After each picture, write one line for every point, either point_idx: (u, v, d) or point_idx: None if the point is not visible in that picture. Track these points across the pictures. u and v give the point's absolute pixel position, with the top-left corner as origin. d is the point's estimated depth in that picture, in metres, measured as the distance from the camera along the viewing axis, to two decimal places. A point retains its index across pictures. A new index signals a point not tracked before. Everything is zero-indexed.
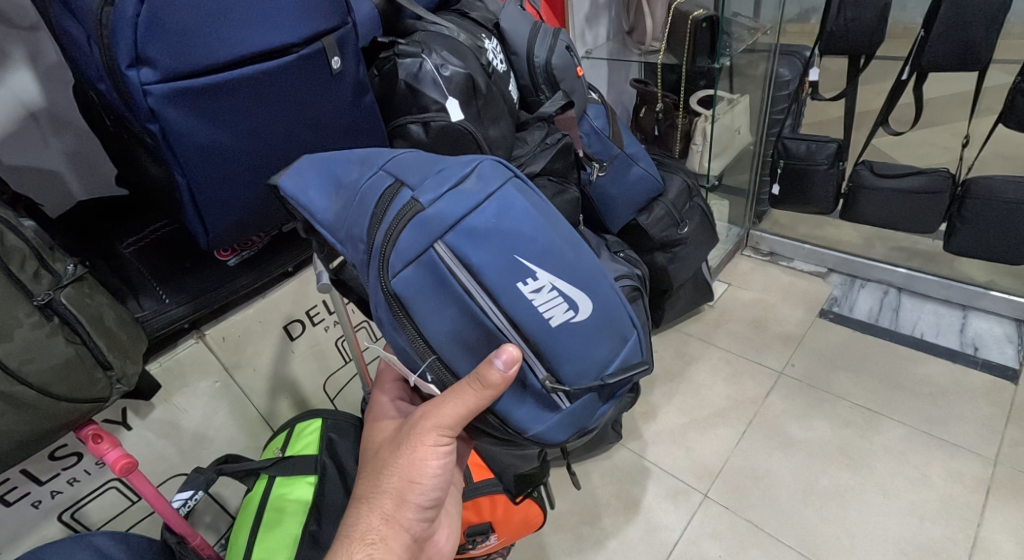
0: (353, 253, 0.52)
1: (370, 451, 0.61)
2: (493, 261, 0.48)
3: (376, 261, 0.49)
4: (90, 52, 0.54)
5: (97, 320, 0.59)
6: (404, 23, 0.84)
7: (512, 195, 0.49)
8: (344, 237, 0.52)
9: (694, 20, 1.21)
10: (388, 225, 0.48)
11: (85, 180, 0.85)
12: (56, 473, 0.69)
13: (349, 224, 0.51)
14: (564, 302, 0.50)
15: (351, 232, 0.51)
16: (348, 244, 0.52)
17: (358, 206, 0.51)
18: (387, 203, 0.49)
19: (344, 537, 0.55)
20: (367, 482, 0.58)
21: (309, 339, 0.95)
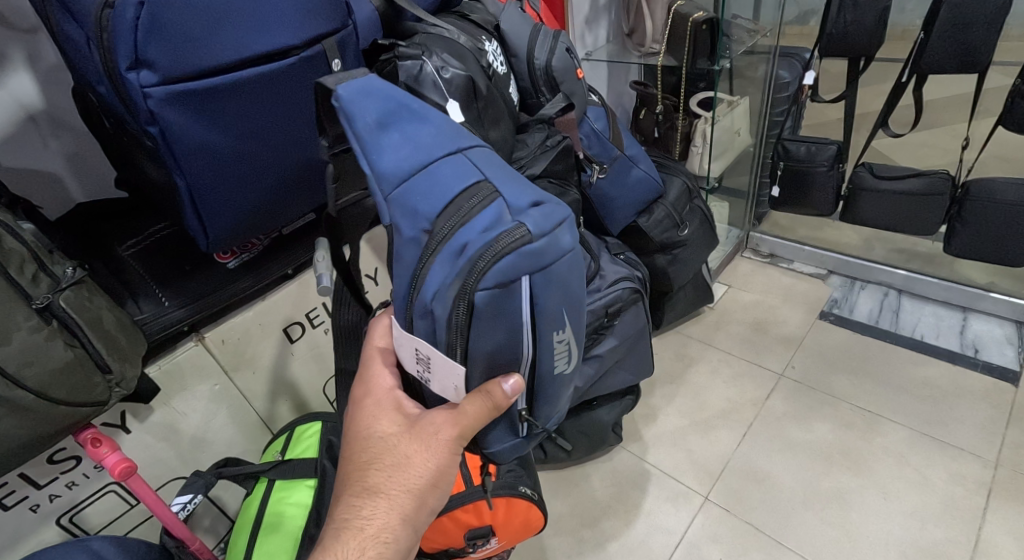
0: (406, 226, 0.46)
1: (375, 439, 0.54)
2: (553, 311, 0.47)
3: (453, 259, 0.44)
4: (89, 55, 0.54)
5: (96, 323, 0.58)
6: (405, 25, 0.84)
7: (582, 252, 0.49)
8: (402, 207, 0.45)
9: (694, 21, 1.20)
10: (480, 230, 0.43)
11: (84, 183, 0.84)
12: (54, 477, 0.68)
13: (418, 198, 0.45)
14: (568, 355, 0.53)
15: (417, 208, 0.45)
16: (408, 217, 0.45)
17: (442, 192, 0.44)
18: (486, 211, 0.44)
19: (356, 533, 0.51)
20: (382, 474, 0.53)
21: (309, 342, 0.95)
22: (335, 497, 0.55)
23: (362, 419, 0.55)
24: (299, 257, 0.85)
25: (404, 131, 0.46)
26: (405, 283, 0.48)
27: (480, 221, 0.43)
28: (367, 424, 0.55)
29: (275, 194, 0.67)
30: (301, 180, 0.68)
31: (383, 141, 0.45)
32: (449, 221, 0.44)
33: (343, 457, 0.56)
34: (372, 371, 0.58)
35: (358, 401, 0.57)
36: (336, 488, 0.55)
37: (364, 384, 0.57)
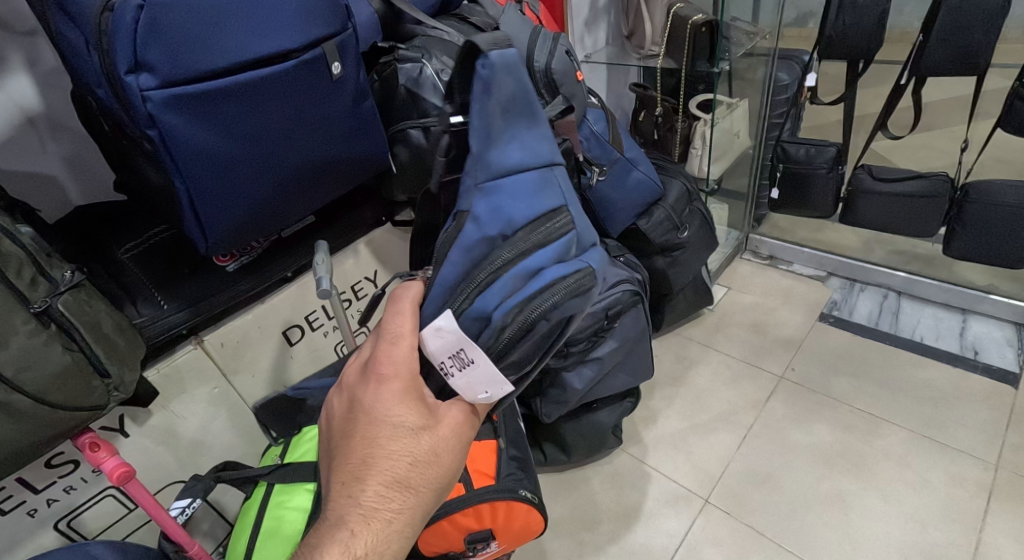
0: (484, 221, 0.51)
1: (406, 431, 0.48)
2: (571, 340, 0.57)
3: (519, 273, 0.50)
4: (89, 58, 0.53)
5: (94, 327, 0.58)
6: (404, 28, 0.83)
7: None
8: (491, 203, 0.51)
9: (694, 24, 1.19)
10: (551, 258, 0.51)
11: (82, 185, 0.84)
12: (52, 481, 0.68)
13: (511, 203, 0.51)
14: None
15: (506, 212, 0.51)
16: (495, 220, 0.51)
17: (532, 206, 0.51)
18: (565, 243, 0.52)
19: (381, 524, 0.46)
20: (413, 469, 0.48)
21: (308, 345, 0.94)
22: (342, 483, 0.48)
23: (389, 402, 0.49)
24: (299, 259, 0.84)
25: (521, 132, 0.50)
26: (466, 270, 0.52)
27: (551, 250, 0.50)
28: (396, 408, 0.49)
29: (275, 198, 0.67)
30: (301, 184, 0.68)
31: (504, 137, 0.49)
32: (529, 237, 0.51)
33: (355, 440, 0.49)
34: (402, 349, 0.51)
35: (384, 380, 0.50)
36: (344, 472, 0.48)
37: (392, 362, 0.50)
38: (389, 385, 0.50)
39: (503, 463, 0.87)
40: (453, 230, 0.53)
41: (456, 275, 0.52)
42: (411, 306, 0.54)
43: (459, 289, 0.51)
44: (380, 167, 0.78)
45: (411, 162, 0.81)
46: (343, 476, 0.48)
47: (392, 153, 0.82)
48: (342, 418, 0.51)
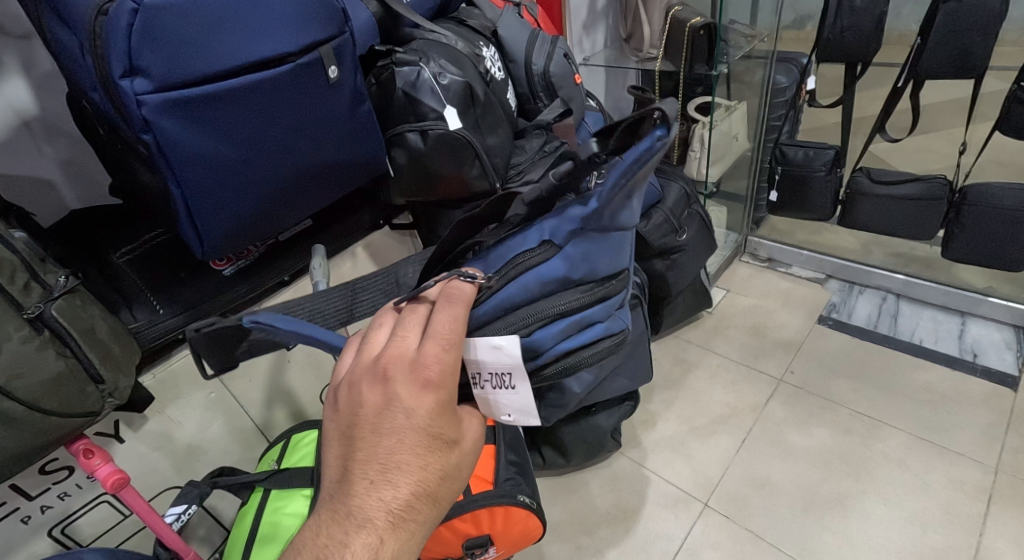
0: (568, 265, 0.58)
1: (442, 441, 0.46)
2: None
3: (576, 318, 0.60)
4: (83, 62, 0.53)
5: (88, 332, 0.58)
6: (401, 31, 0.83)
7: None
8: (580, 251, 0.57)
9: (692, 27, 1.20)
10: (602, 313, 0.62)
11: (78, 189, 0.84)
12: (46, 487, 0.68)
13: (593, 260, 0.58)
14: None
15: (591, 264, 0.58)
16: (575, 267, 0.58)
17: (608, 265, 0.60)
18: (613, 299, 0.62)
19: (406, 533, 0.45)
20: (443, 480, 0.47)
21: (305, 349, 0.94)
22: (367, 484, 0.44)
23: (431, 413, 0.45)
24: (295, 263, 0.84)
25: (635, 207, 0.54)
26: (536, 296, 0.58)
27: (603, 307, 0.62)
28: (437, 420, 0.46)
29: (271, 203, 0.66)
30: (298, 188, 0.68)
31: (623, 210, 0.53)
32: (591, 292, 0.60)
33: (388, 442, 0.44)
34: (453, 357, 0.46)
35: (427, 386, 0.45)
36: (371, 471, 0.44)
37: (442, 369, 0.46)
38: (435, 394, 0.46)
39: (502, 468, 0.87)
40: (538, 256, 0.57)
41: (527, 300, 0.58)
42: (462, 309, 0.49)
43: (529, 316, 0.58)
44: (377, 170, 0.78)
45: (408, 165, 0.80)
46: (370, 476, 0.44)
47: (389, 156, 0.81)
48: (372, 411, 0.45)
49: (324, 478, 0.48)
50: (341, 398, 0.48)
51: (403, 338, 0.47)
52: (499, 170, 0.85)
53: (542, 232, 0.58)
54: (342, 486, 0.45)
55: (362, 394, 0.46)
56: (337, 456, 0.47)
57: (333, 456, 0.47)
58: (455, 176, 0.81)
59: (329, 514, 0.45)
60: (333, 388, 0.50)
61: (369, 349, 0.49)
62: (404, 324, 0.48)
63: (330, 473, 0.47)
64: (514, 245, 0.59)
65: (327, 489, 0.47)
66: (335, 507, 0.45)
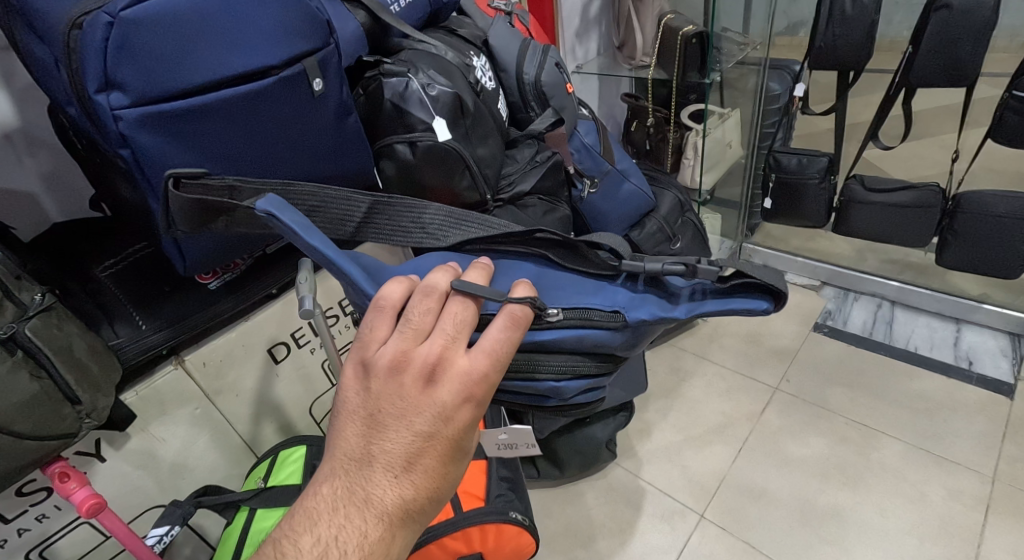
0: (621, 341, 0.54)
1: (464, 450, 0.46)
2: None
3: (594, 380, 0.57)
4: (58, 76, 0.52)
5: (65, 352, 0.56)
6: (391, 42, 0.82)
7: None
8: (635, 335, 0.54)
9: (684, 36, 1.20)
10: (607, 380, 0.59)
11: (61, 202, 0.82)
12: (23, 510, 0.66)
13: (631, 345, 0.56)
14: None
15: (630, 342, 0.55)
16: (621, 345, 0.55)
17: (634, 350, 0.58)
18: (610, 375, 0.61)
19: (411, 526, 0.45)
20: (452, 482, 0.47)
21: (294, 362, 0.92)
22: (390, 479, 0.43)
23: (466, 425, 0.44)
24: (283, 276, 0.82)
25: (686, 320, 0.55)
26: (578, 350, 0.54)
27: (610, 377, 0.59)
28: (468, 431, 0.44)
29: None
30: None
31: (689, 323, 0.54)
32: (610, 361, 0.57)
33: (423, 448, 0.43)
34: (499, 374, 0.44)
35: (470, 400, 0.43)
36: (397, 467, 0.43)
37: (487, 387, 0.44)
38: (475, 407, 0.44)
39: (494, 484, 0.85)
40: (605, 316, 0.52)
41: (572, 350, 0.53)
42: (521, 330, 0.45)
43: (566, 367, 0.53)
44: (366, 182, 0.76)
45: (397, 176, 0.79)
46: (395, 471, 0.43)
47: (378, 167, 0.80)
48: (411, 410, 0.42)
49: (334, 448, 0.45)
50: (368, 378, 0.44)
51: (453, 340, 0.43)
52: (489, 180, 0.85)
53: (614, 300, 0.54)
54: (361, 470, 0.43)
55: (402, 387, 0.42)
56: (356, 435, 0.44)
57: (351, 433, 0.44)
58: (446, 187, 0.80)
59: (341, 493, 0.43)
60: (360, 361, 0.44)
61: (411, 335, 0.43)
62: (455, 326, 0.44)
63: (343, 450, 0.44)
64: (582, 293, 0.54)
65: (338, 462, 0.44)
66: (350, 489, 0.43)
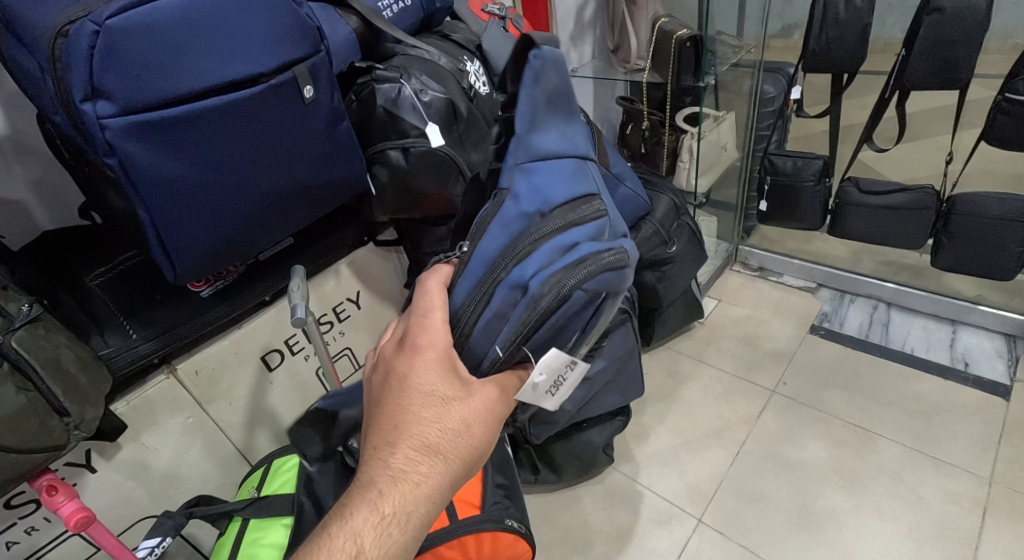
0: (527, 198, 0.56)
1: (441, 398, 0.49)
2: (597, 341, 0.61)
3: (560, 245, 0.54)
4: (43, 85, 0.52)
5: (53, 363, 0.56)
6: (383, 47, 0.81)
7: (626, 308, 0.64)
8: (530, 181, 0.56)
9: (679, 39, 1.19)
10: (587, 237, 0.55)
11: (51, 210, 0.81)
12: (12, 522, 0.65)
13: (551, 186, 0.55)
14: None
15: (544, 193, 0.55)
16: (529, 198, 0.56)
17: (566, 189, 0.56)
18: (601, 227, 0.57)
19: (410, 489, 0.46)
20: (442, 432, 0.48)
21: (288, 369, 0.91)
22: (376, 444, 0.48)
23: (423, 375, 0.50)
24: (277, 283, 0.82)
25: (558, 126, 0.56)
26: (507, 246, 0.56)
27: (586, 230, 0.55)
28: (430, 380, 0.50)
29: (248, 226, 0.64)
30: (274, 212, 0.66)
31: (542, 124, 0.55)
32: (566, 216, 0.55)
33: (388, 410, 0.49)
34: (437, 331, 0.53)
35: (418, 353, 0.51)
36: (379, 433, 0.48)
37: (426, 339, 0.53)
38: (424, 359, 0.51)
39: (489, 492, 0.85)
40: (493, 208, 0.58)
41: (502, 252, 0.56)
42: (440, 298, 0.57)
43: (505, 260, 0.55)
44: (359, 189, 0.76)
45: (391, 183, 0.79)
46: (379, 436, 0.48)
47: (371, 175, 0.80)
48: (380, 386, 0.51)
49: None
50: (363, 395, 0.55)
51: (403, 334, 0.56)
52: None
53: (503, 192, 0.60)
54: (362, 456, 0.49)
55: (375, 380, 0.53)
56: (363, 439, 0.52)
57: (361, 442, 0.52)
58: (439, 193, 0.80)
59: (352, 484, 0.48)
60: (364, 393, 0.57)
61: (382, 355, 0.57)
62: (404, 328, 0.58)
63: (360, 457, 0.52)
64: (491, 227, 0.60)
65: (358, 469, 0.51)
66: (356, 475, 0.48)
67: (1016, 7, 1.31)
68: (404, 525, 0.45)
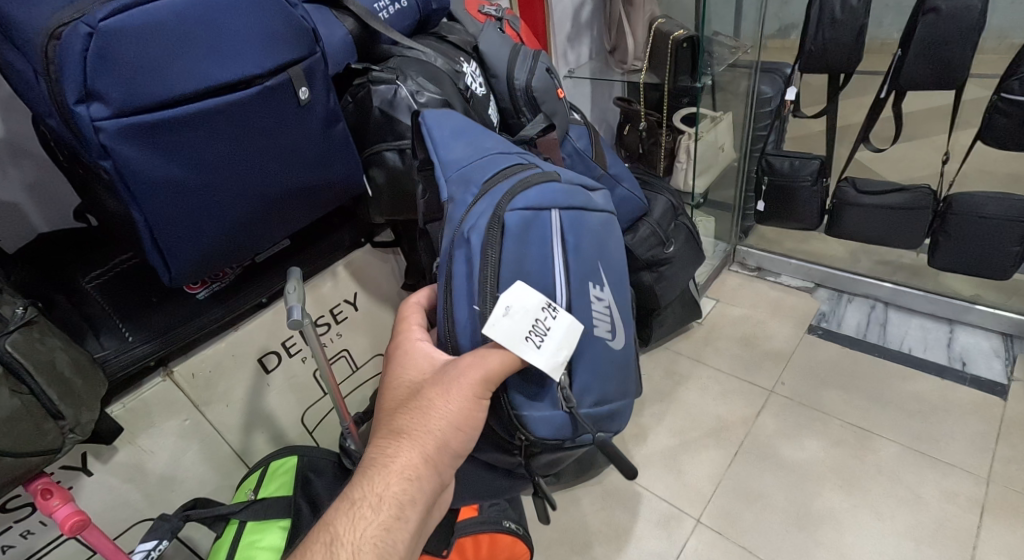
0: (458, 177, 0.64)
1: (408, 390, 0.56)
2: (581, 265, 0.61)
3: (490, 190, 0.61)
4: (37, 87, 0.51)
5: (47, 366, 0.55)
6: (379, 48, 0.81)
7: (604, 232, 0.66)
8: (454, 167, 0.66)
9: (675, 40, 1.19)
10: (512, 179, 0.62)
11: (46, 213, 0.81)
12: (8, 526, 0.65)
13: (474, 168, 0.64)
14: (607, 326, 0.63)
15: (467, 174, 0.64)
16: (456, 183, 0.64)
17: (478, 156, 0.66)
18: (526, 168, 0.64)
19: (381, 470, 0.50)
20: (406, 416, 0.53)
21: (285, 372, 0.91)
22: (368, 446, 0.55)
23: (397, 379, 0.58)
24: (274, 285, 0.82)
25: (464, 127, 0.70)
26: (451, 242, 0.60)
27: (511, 175, 0.63)
28: (402, 381, 0.57)
29: (244, 228, 0.64)
30: (271, 213, 0.66)
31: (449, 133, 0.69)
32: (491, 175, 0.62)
33: (377, 415, 0.57)
34: (411, 343, 0.62)
35: (397, 364, 0.60)
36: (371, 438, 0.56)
37: (402, 351, 0.61)
38: (399, 368, 0.59)
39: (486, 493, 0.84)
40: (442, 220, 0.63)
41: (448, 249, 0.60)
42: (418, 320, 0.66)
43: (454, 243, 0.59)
44: (355, 191, 0.76)
45: (388, 185, 0.79)
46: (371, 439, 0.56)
47: (367, 176, 0.80)
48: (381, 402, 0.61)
49: None
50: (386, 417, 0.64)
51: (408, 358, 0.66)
52: None
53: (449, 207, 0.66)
54: None
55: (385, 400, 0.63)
56: None
57: None
58: None
59: None
60: None
61: None
62: None
63: None
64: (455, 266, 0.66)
65: None
66: None
67: (1011, 6, 1.31)
68: (378, 504, 0.49)
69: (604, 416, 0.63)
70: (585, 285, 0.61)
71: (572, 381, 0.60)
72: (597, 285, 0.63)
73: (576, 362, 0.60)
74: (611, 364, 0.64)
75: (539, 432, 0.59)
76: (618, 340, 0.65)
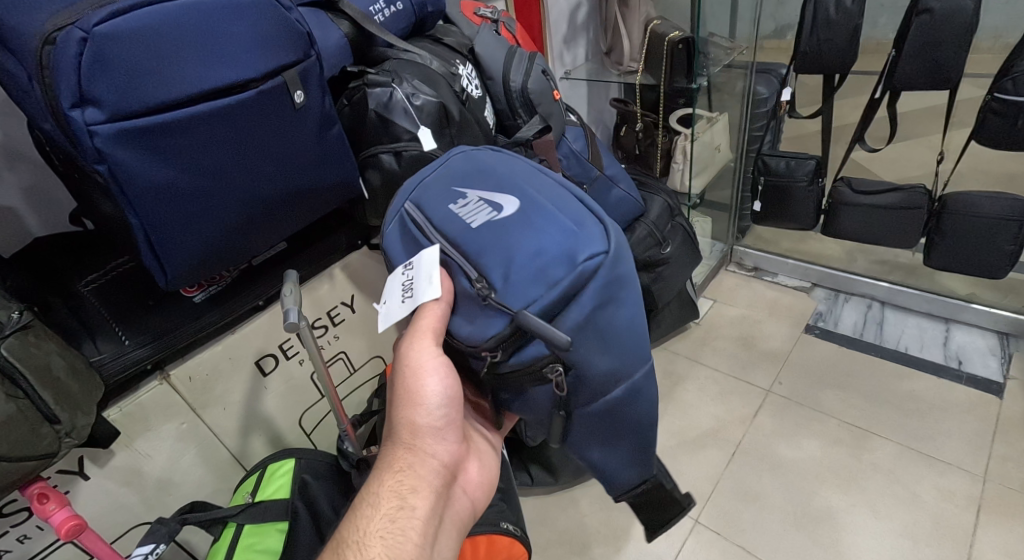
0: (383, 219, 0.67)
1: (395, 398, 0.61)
2: (435, 201, 0.59)
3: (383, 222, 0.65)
4: (32, 92, 0.52)
5: (43, 370, 0.55)
6: (375, 51, 0.82)
7: (465, 160, 0.63)
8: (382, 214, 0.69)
9: (671, 41, 1.19)
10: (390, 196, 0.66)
11: (42, 217, 0.81)
12: (4, 531, 0.65)
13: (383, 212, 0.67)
14: (481, 203, 0.55)
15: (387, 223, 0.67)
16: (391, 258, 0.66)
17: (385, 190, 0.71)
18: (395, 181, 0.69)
19: (377, 473, 0.55)
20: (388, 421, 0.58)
21: (282, 374, 0.91)
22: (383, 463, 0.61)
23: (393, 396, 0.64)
24: (271, 288, 0.82)
25: None
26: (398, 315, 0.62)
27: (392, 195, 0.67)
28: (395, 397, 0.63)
29: (240, 231, 0.64)
30: (267, 217, 0.66)
31: None
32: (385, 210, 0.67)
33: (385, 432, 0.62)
34: None
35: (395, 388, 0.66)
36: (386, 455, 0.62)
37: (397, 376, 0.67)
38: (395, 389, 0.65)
39: None
40: None
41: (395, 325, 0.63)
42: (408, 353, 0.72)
43: None
44: (351, 194, 0.76)
45: (383, 186, 0.79)
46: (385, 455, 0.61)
47: (363, 179, 0.80)
48: None
49: None
50: None
51: None
52: None
53: None
54: None
55: None
56: None
57: None
58: None
59: None
60: None
61: None
62: None
63: None
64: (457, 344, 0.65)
65: None
66: None
67: (1005, 7, 1.31)
68: (377, 501, 0.53)
69: (546, 265, 0.49)
70: (445, 206, 0.57)
71: (485, 271, 0.50)
72: (457, 199, 0.57)
73: (481, 257, 0.51)
74: (519, 224, 0.51)
75: (489, 333, 0.49)
76: (509, 203, 0.54)
